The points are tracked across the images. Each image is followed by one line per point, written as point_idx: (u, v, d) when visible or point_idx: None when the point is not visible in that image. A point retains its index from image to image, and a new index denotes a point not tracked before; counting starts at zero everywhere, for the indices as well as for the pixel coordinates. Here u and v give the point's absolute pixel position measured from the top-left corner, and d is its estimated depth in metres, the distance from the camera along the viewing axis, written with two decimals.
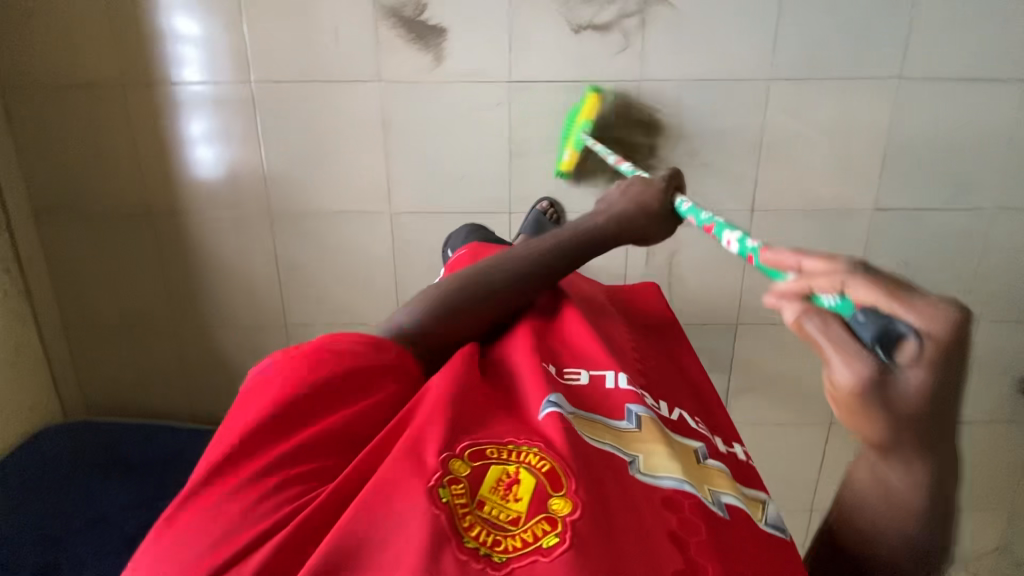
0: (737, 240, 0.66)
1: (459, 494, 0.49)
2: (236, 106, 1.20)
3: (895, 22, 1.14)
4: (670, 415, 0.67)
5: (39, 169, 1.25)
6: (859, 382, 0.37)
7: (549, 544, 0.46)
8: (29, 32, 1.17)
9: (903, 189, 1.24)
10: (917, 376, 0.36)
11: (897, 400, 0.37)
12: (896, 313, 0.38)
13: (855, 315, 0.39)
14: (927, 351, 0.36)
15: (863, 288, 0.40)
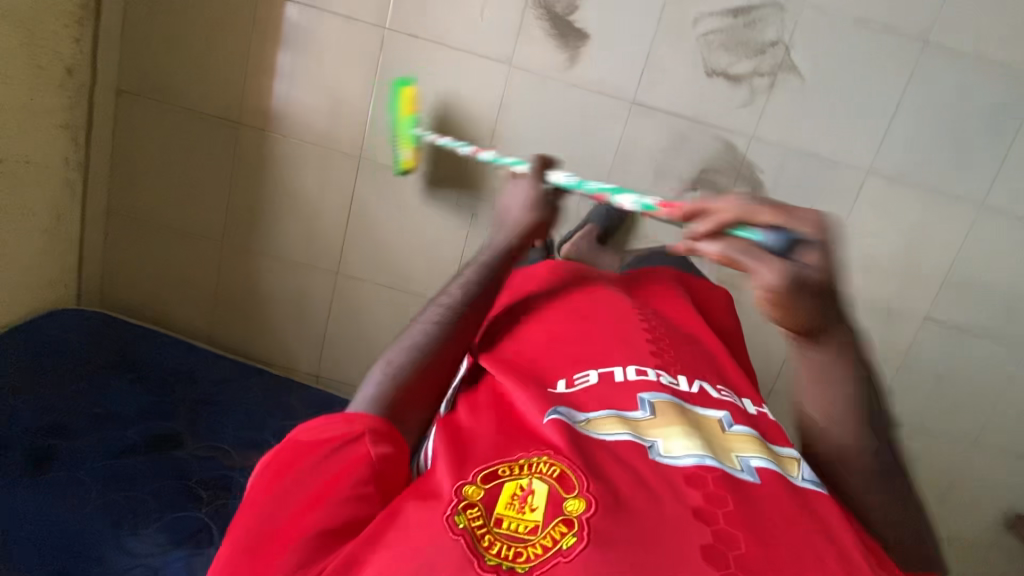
0: (633, 200, 0.78)
1: (475, 517, 0.46)
2: (362, 45, 1.19)
3: (991, 153, 1.22)
4: (688, 389, 0.62)
5: (139, 48, 1.20)
6: (781, 275, 0.47)
7: (568, 544, 0.44)
8: None
9: (956, 307, 1.30)
10: (812, 258, 0.47)
11: (806, 281, 0.47)
12: (785, 218, 0.49)
13: (759, 232, 0.49)
14: (820, 245, 0.47)
15: (767, 210, 0.50)
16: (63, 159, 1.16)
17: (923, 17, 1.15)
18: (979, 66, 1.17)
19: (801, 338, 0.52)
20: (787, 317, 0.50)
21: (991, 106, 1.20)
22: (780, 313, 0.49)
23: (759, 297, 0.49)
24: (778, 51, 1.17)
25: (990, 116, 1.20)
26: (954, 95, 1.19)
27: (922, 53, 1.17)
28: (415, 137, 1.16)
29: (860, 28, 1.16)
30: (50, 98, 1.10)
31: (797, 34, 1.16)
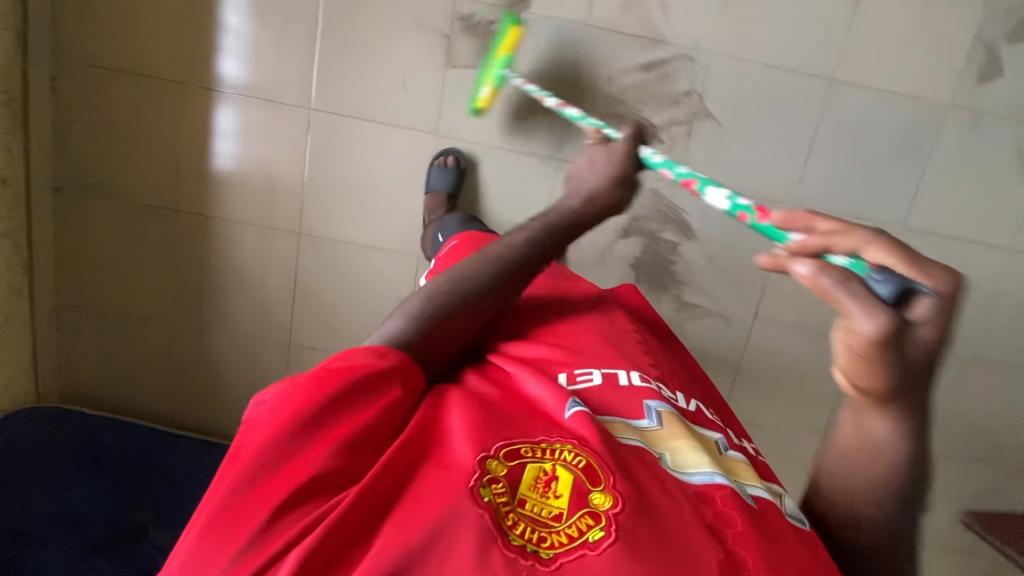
0: (727, 197, 0.68)
1: (499, 492, 0.45)
2: (289, 128, 1.22)
3: (909, 176, 1.27)
4: (686, 406, 0.64)
5: (71, 148, 1.22)
6: (882, 326, 0.40)
7: (595, 538, 0.44)
8: (97, 17, 1.16)
9: None
10: (926, 331, 0.41)
11: (909, 351, 0.41)
12: (913, 277, 0.43)
13: (871, 274, 0.43)
14: (936, 308, 0.41)
15: (876, 252, 0.46)
16: (5, 266, 1.19)
17: (825, 58, 1.20)
18: (885, 97, 1.23)
19: (868, 401, 0.45)
20: (852, 371, 0.43)
21: (903, 132, 1.25)
22: (852, 364, 0.43)
23: (839, 335, 0.42)
24: (693, 100, 1.21)
25: (902, 143, 1.25)
26: (864, 128, 1.24)
27: (830, 92, 1.22)
28: (499, 78, 1.14)
29: (767, 72, 1.21)
30: None
31: (707, 83, 1.21)
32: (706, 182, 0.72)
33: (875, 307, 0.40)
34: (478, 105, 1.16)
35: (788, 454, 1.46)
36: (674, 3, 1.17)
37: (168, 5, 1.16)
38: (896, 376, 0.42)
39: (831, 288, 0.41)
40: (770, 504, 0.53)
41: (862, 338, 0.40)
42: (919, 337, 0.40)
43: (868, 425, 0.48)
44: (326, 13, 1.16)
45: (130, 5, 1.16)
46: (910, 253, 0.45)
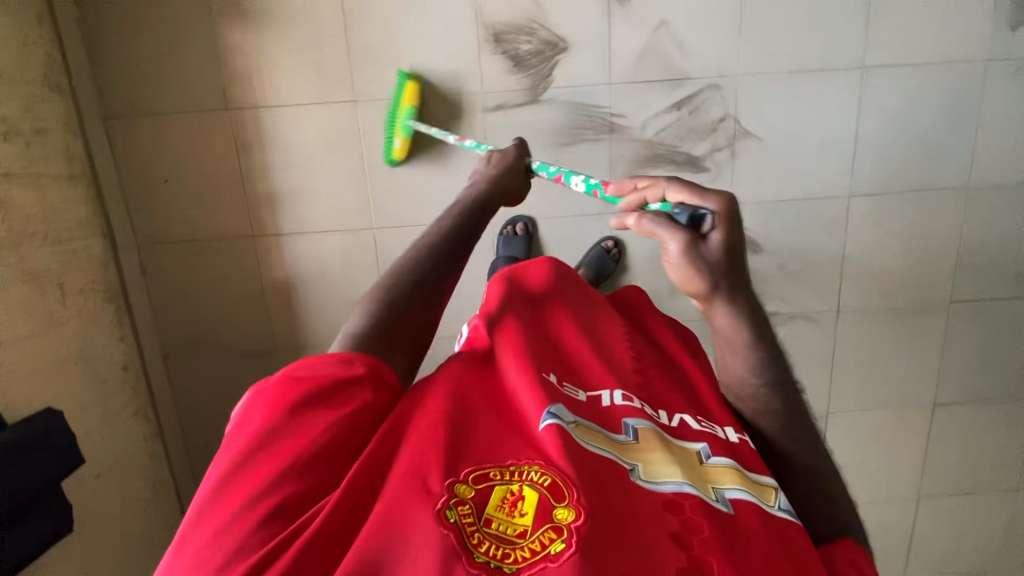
0: (582, 180, 0.82)
1: (465, 514, 0.50)
2: (359, 250, 1.29)
3: (963, 140, 1.26)
4: (670, 422, 0.67)
5: (169, 316, 1.32)
6: (683, 245, 0.61)
7: (556, 550, 0.47)
8: (165, 196, 1.25)
9: (976, 285, 1.34)
10: (715, 238, 0.62)
11: (706, 254, 0.62)
12: (696, 204, 0.65)
13: (675, 210, 0.66)
14: (717, 219, 0.62)
15: (676, 193, 0.67)
16: (141, 440, 1.28)
17: (851, 50, 1.20)
18: (920, 71, 1.22)
19: (703, 300, 0.66)
20: (683, 282, 0.64)
21: (946, 100, 1.24)
22: (681, 278, 0.64)
23: (667, 259, 0.63)
24: (728, 124, 1.23)
25: (948, 108, 1.24)
26: (907, 103, 1.24)
27: (864, 80, 1.22)
28: (406, 127, 1.18)
29: (797, 79, 1.21)
30: (118, 398, 1.22)
31: (740, 105, 1.22)
32: (571, 175, 0.84)
33: (677, 230, 0.61)
34: (393, 156, 1.20)
35: (904, 430, 1.45)
36: (690, 41, 1.19)
37: (225, 168, 1.24)
38: (711, 275, 0.63)
39: (651, 226, 0.62)
40: (746, 504, 0.58)
41: (674, 259, 0.62)
42: (710, 243, 0.62)
43: (716, 313, 0.67)
44: (369, 140, 1.22)
45: (191, 179, 1.24)
46: (693, 188, 0.66)
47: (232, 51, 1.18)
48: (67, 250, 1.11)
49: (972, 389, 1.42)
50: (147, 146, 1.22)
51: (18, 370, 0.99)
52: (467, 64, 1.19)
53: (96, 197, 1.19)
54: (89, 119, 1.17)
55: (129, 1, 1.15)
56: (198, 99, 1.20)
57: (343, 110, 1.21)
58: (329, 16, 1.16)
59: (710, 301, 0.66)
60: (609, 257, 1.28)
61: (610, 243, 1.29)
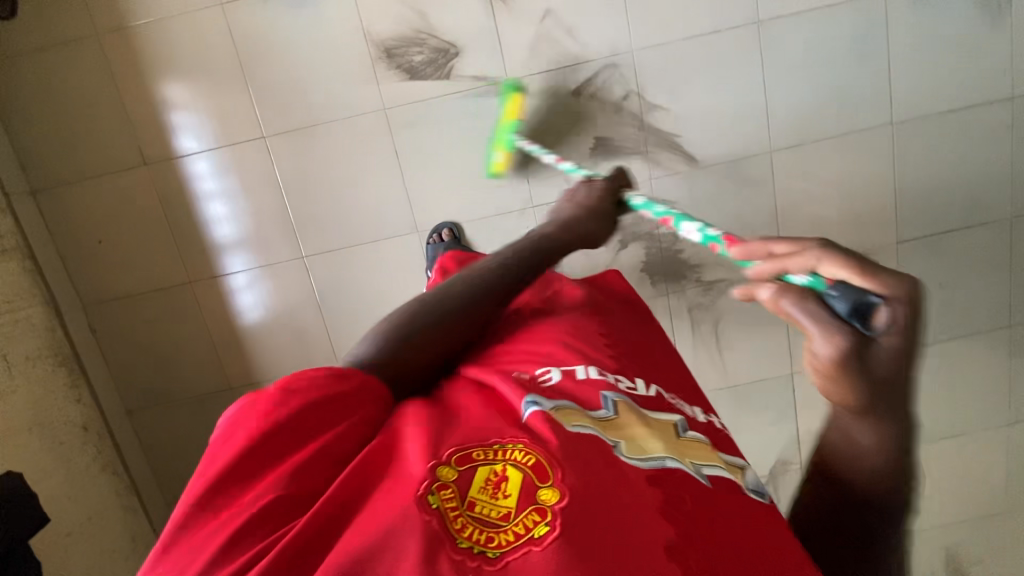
0: (697, 230, 0.79)
1: (448, 498, 0.47)
2: (293, 280, 1.31)
3: (876, 77, 1.23)
4: (647, 392, 0.63)
5: (126, 371, 1.36)
6: (838, 350, 0.41)
7: (540, 533, 0.43)
8: (102, 256, 1.29)
9: (921, 221, 1.31)
10: (890, 342, 0.41)
11: (873, 363, 0.42)
12: (866, 286, 0.42)
13: (829, 289, 0.43)
14: (897, 315, 0.40)
15: (832, 265, 0.46)
16: (113, 494, 1.31)
17: (744, 6, 1.19)
18: (818, 14, 1.20)
19: (846, 413, 0.47)
20: (828, 391, 0.45)
21: (851, 39, 1.22)
22: (823, 384, 0.44)
23: (808, 362, 0.44)
24: (633, 100, 1.23)
25: (855, 47, 1.22)
26: (812, 50, 1.22)
27: (761, 34, 1.21)
28: (510, 142, 1.21)
29: (693, 44, 1.21)
30: (79, 458, 1.25)
31: (641, 79, 1.22)
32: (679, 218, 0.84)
33: (830, 325, 0.41)
34: (495, 169, 1.24)
35: None
36: (579, 25, 1.19)
37: (152, 220, 1.28)
38: (873, 387, 0.43)
39: (799, 316, 0.43)
40: (726, 481, 0.54)
41: (821, 358, 0.42)
42: (881, 347, 0.41)
43: (851, 427, 0.50)
44: (283, 172, 1.25)
45: (124, 235, 1.28)
46: (863, 263, 0.45)
47: (138, 108, 1.22)
48: (7, 322, 1.15)
49: (939, 328, 1.37)
50: (77, 210, 1.26)
51: None
52: (364, 83, 1.21)
53: (34, 268, 1.23)
54: (17, 194, 1.23)
55: (35, 76, 1.20)
56: (115, 160, 1.24)
57: (254, 147, 1.24)
58: (224, 61, 1.20)
59: (857, 418, 0.47)
60: None
61: None
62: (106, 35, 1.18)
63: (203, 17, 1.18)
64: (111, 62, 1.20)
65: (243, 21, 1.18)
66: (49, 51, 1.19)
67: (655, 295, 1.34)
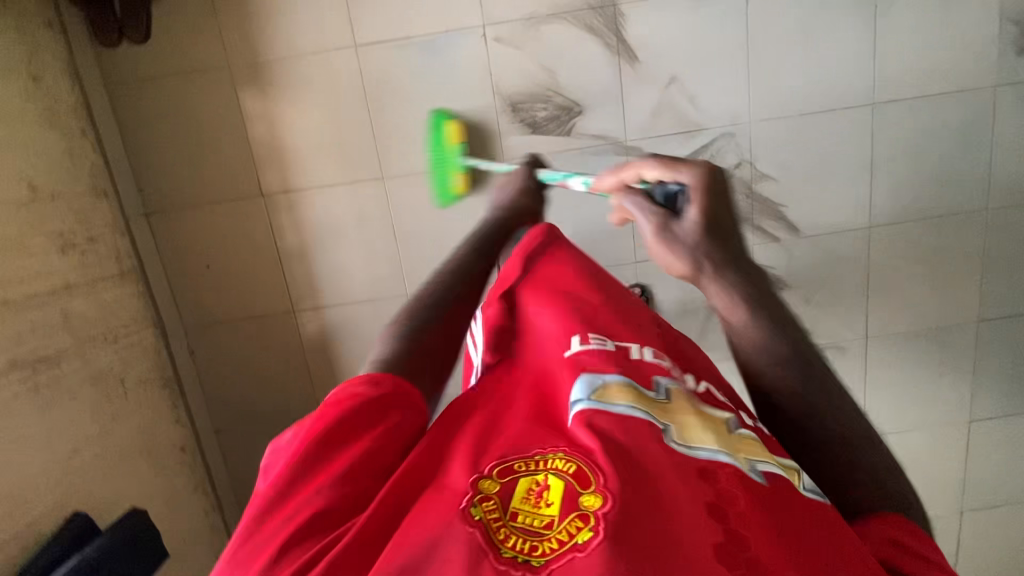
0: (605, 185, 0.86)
1: (491, 509, 0.49)
2: (394, 316, 1.33)
3: (977, 163, 1.28)
4: (697, 388, 0.64)
5: (217, 393, 1.37)
6: (660, 220, 0.69)
7: (584, 540, 0.46)
8: (206, 280, 1.30)
9: (1002, 301, 1.36)
10: (692, 209, 0.68)
11: (680, 227, 0.68)
12: (672, 177, 0.72)
13: (654, 188, 0.74)
14: (692, 190, 0.69)
15: (654, 168, 0.74)
16: (203, 515, 1.34)
17: (860, 88, 1.23)
18: (927, 100, 1.24)
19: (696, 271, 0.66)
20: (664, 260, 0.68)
21: (957, 125, 1.26)
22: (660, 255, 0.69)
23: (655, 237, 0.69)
24: (745, 169, 1.26)
25: (962, 134, 1.26)
26: (920, 134, 1.26)
27: (874, 115, 1.25)
28: (461, 165, 1.22)
29: (809, 119, 1.24)
30: (178, 479, 1.27)
31: (755, 150, 1.25)
32: (571, 178, 0.98)
33: (653, 210, 0.70)
34: (455, 193, 1.24)
35: (942, 448, 1.46)
36: (702, 94, 1.22)
37: (262, 250, 1.29)
38: (682, 245, 0.66)
39: (629, 204, 0.72)
40: (782, 481, 0.53)
41: (729, 316, 0.65)
42: (684, 220, 0.68)
43: (715, 289, 0.66)
44: (397, 214, 1.27)
45: (230, 263, 1.30)
46: (666, 163, 0.73)
47: (260, 140, 1.23)
48: (122, 346, 1.17)
49: (1007, 403, 1.43)
50: (187, 235, 1.27)
51: (91, 468, 1.05)
52: (487, 133, 1.23)
53: (145, 290, 1.25)
54: (133, 216, 1.23)
55: (159, 102, 1.20)
56: (232, 188, 1.25)
57: (371, 186, 1.26)
58: (350, 100, 1.21)
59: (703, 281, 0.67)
60: None
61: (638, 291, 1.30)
62: (237, 67, 1.19)
63: (337, 57, 1.19)
64: (239, 93, 1.21)
65: (376, 64, 1.19)
66: (179, 77, 1.19)
67: None
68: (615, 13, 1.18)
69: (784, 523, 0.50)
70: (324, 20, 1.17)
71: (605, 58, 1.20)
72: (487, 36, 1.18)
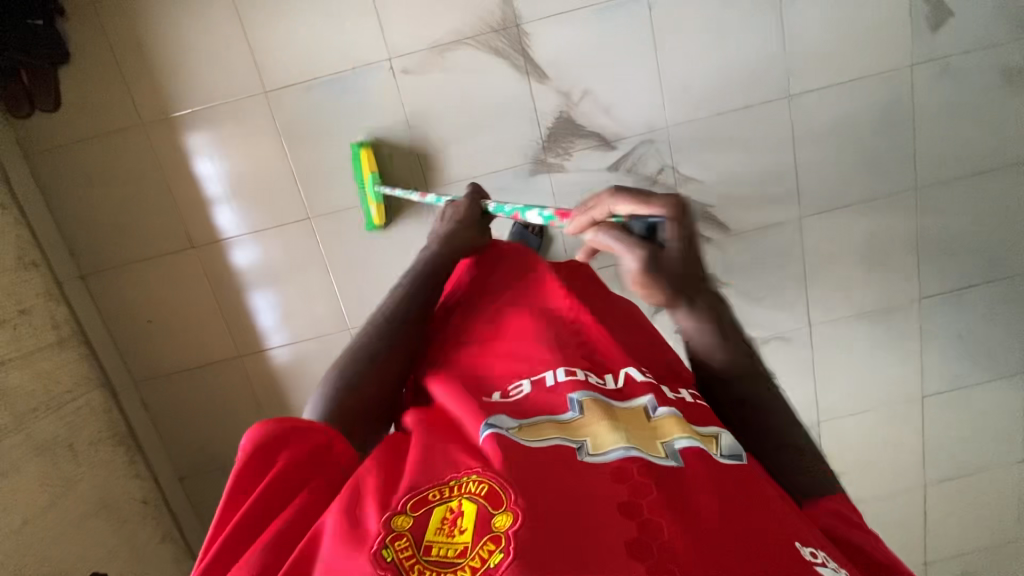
0: (536, 214, 0.83)
1: (403, 547, 0.44)
2: (340, 351, 1.35)
3: (901, 144, 1.27)
4: (617, 385, 0.61)
5: (176, 443, 1.39)
6: (643, 264, 0.54)
7: (495, 563, 0.42)
8: (150, 334, 1.32)
9: (942, 278, 1.36)
10: (675, 242, 0.55)
11: (666, 259, 0.55)
12: (645, 211, 0.58)
13: (630, 222, 0.58)
14: (675, 226, 0.55)
15: (624, 203, 0.60)
16: (173, 563, 1.36)
17: (775, 82, 1.23)
18: (843, 87, 1.24)
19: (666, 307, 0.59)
20: (647, 297, 0.57)
21: (877, 108, 1.25)
22: (647, 298, 0.57)
23: (634, 286, 0.56)
24: (668, 173, 1.26)
25: (882, 116, 1.26)
26: (840, 121, 1.26)
27: (793, 108, 1.24)
28: (376, 194, 1.21)
29: (728, 117, 1.24)
30: (142, 532, 1.30)
31: (676, 154, 1.25)
32: (525, 209, 0.85)
33: (632, 244, 0.55)
34: (374, 224, 1.24)
35: (897, 425, 1.47)
36: (617, 104, 1.22)
37: (200, 298, 1.30)
38: (667, 284, 0.56)
39: (607, 240, 0.56)
40: (695, 454, 0.51)
41: (636, 275, 0.55)
42: (670, 248, 0.55)
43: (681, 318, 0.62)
44: (329, 251, 1.28)
45: (171, 315, 1.31)
46: (640, 195, 0.59)
47: (183, 193, 1.24)
48: (68, 412, 1.19)
49: (957, 376, 1.44)
50: (125, 292, 1.29)
51: (45, 537, 1.07)
52: (407, 165, 1.24)
53: (89, 352, 1.27)
54: (68, 280, 1.25)
55: (78, 167, 1.22)
56: (162, 242, 1.26)
57: (300, 228, 1.26)
58: (267, 145, 1.22)
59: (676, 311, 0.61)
60: (531, 229, 1.24)
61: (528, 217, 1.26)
62: (151, 124, 1.20)
63: (249, 105, 1.20)
64: (155, 149, 1.21)
65: (288, 108, 1.20)
66: (95, 141, 1.20)
67: (689, 355, 1.39)
68: (519, 34, 1.17)
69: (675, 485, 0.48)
70: (231, 70, 1.18)
71: (514, 78, 1.20)
72: (394, 69, 1.18)
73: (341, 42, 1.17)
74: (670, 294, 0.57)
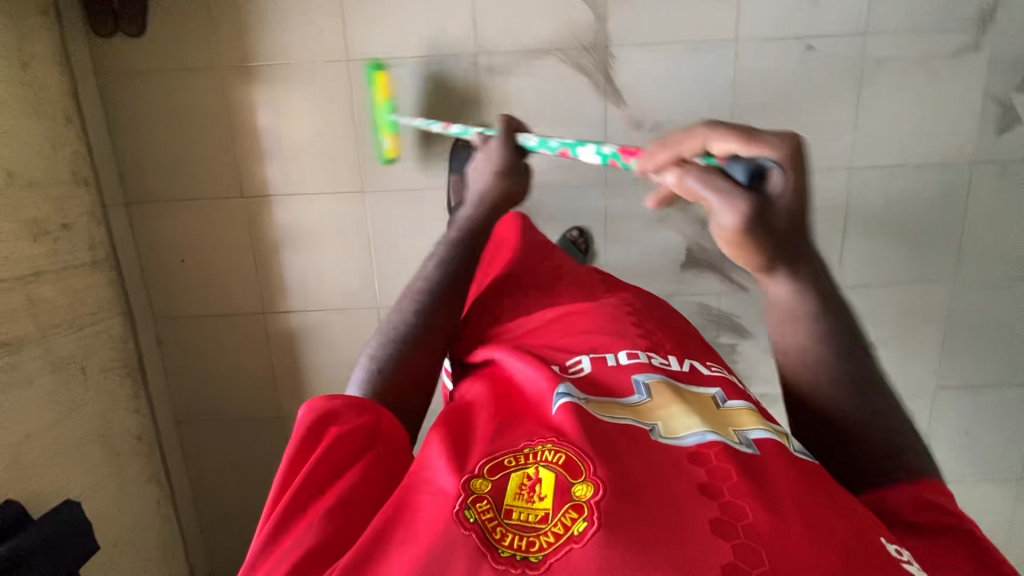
0: (594, 150, 0.76)
1: (484, 509, 0.47)
2: (365, 328, 1.35)
3: (948, 236, 1.30)
4: (681, 367, 0.65)
5: (181, 386, 1.38)
6: (741, 217, 0.51)
7: (580, 530, 0.44)
8: (181, 274, 1.32)
9: (961, 372, 1.38)
10: (785, 194, 0.51)
11: (775, 215, 0.52)
12: (757, 152, 0.52)
13: (730, 163, 0.53)
14: (787, 175, 0.51)
15: (721, 142, 0.54)
16: (154, 505, 1.34)
17: (841, 151, 1.25)
18: (903, 170, 1.26)
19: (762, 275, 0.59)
20: (736, 256, 0.55)
21: (932, 196, 1.28)
22: (732, 251, 0.55)
23: (718, 235, 0.53)
24: None
25: (937, 205, 1.28)
26: (896, 201, 1.28)
27: (852, 181, 1.27)
28: (390, 122, 1.19)
29: None
30: (132, 469, 1.29)
31: None
32: (578, 145, 0.78)
33: (732, 193, 0.51)
34: (387, 155, 1.22)
35: None
36: None
37: (238, 249, 1.30)
38: (765, 241, 0.53)
39: (693, 185, 0.52)
40: (772, 444, 0.53)
41: (728, 229, 0.52)
42: (779, 204, 0.52)
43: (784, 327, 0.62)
44: (374, 227, 1.28)
45: (205, 259, 1.31)
46: (745, 133, 0.53)
47: (245, 143, 1.24)
48: (87, 334, 1.18)
49: (956, 471, 1.45)
50: (165, 228, 1.29)
51: (43, 456, 1.06)
52: None
53: (118, 279, 1.26)
54: (112, 205, 1.24)
55: (146, 96, 1.22)
56: (214, 187, 1.26)
57: (352, 200, 1.27)
58: (337, 112, 1.22)
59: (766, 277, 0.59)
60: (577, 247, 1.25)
61: (576, 234, 1.27)
62: (229, 70, 1.20)
63: (329, 71, 1.20)
64: (227, 95, 1.22)
65: (367, 81, 1.21)
66: (170, 73, 1.20)
67: None
68: (606, 55, 1.19)
69: (766, 474, 0.49)
70: (320, 34, 1.19)
71: (592, 96, 1.21)
72: (478, 65, 1.20)
73: (432, 28, 1.18)
74: (762, 258, 0.56)
